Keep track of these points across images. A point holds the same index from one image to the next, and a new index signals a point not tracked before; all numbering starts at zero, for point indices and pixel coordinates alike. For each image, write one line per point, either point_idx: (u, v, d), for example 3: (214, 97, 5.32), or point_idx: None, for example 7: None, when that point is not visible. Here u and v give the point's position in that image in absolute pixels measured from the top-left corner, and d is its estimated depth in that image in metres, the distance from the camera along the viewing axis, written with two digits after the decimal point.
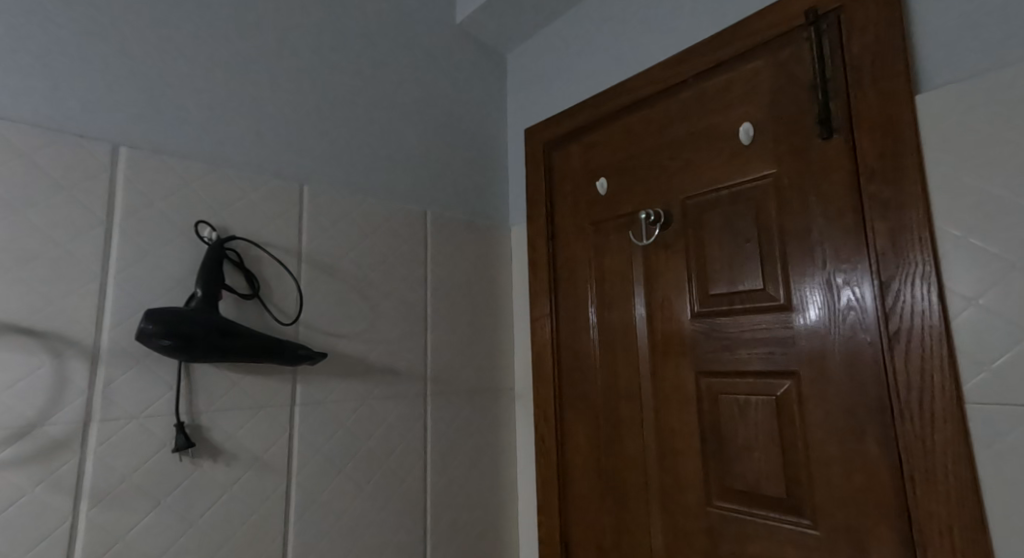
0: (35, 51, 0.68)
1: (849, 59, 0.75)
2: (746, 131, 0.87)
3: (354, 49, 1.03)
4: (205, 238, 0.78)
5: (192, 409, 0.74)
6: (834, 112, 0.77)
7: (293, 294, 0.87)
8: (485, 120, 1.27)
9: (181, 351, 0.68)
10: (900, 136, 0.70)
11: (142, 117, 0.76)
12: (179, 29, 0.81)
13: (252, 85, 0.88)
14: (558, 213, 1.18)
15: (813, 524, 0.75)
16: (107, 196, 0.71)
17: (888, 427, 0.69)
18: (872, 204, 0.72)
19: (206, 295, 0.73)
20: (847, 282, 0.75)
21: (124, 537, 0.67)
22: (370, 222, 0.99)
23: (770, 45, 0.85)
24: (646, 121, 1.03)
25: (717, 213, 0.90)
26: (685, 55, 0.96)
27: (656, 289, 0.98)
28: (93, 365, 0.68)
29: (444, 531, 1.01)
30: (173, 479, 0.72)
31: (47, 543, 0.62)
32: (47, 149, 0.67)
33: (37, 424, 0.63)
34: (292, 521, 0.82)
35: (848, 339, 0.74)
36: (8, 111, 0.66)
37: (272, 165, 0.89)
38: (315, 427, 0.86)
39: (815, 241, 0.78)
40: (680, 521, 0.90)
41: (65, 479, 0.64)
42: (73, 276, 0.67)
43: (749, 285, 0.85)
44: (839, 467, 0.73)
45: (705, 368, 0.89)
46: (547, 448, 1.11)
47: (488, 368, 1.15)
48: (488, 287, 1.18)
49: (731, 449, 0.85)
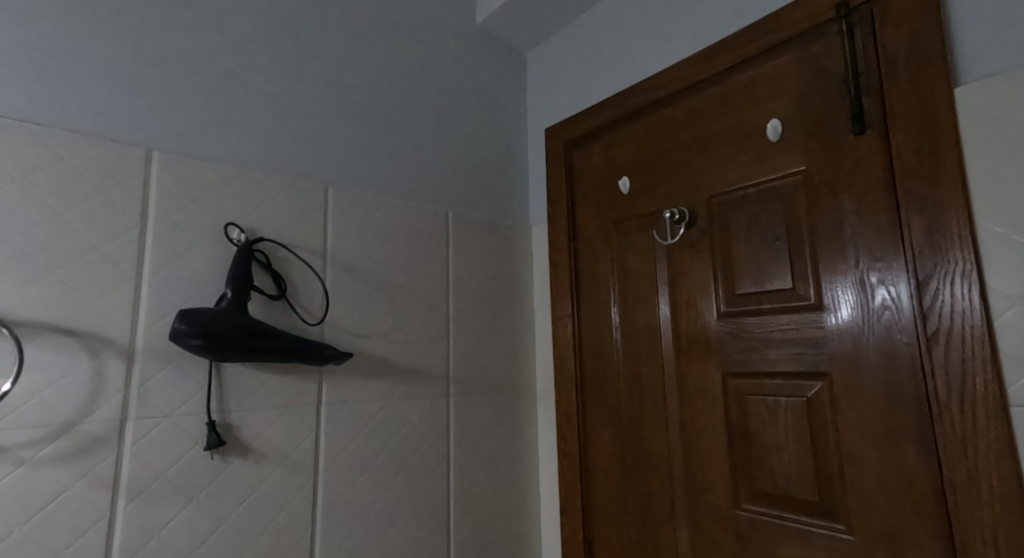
0: (72, 58, 0.70)
1: (882, 53, 0.74)
2: (774, 128, 0.85)
3: (377, 52, 1.03)
4: (235, 239, 0.80)
5: (223, 408, 0.76)
6: (867, 107, 0.75)
7: (319, 294, 0.88)
8: (506, 119, 1.27)
9: (213, 350, 0.70)
10: (938, 131, 0.68)
11: (173, 121, 0.77)
12: (209, 35, 0.83)
13: (277, 88, 0.89)
14: (580, 212, 1.17)
15: (847, 529, 0.73)
16: (142, 199, 0.73)
17: (927, 431, 0.67)
18: (908, 200, 0.70)
19: (236, 296, 0.75)
20: (881, 281, 0.73)
21: (159, 533, 0.69)
22: (393, 223, 0.99)
23: (799, 39, 0.83)
24: (669, 119, 1.02)
25: (743, 211, 0.89)
26: (710, 52, 0.94)
27: (681, 288, 0.97)
28: (129, 364, 0.69)
29: (467, 531, 1.01)
30: (205, 476, 0.73)
31: (87, 537, 0.64)
32: (86, 154, 0.69)
33: (77, 421, 0.65)
34: (319, 519, 0.83)
35: (883, 339, 0.72)
36: (49, 117, 0.68)
37: (299, 167, 0.90)
38: (341, 427, 0.87)
39: (847, 239, 0.76)
40: (706, 524, 0.89)
41: (103, 476, 0.66)
42: (111, 277, 0.69)
43: (777, 284, 0.84)
44: (874, 470, 0.71)
45: (733, 368, 0.88)
46: (570, 448, 1.11)
47: (510, 368, 1.14)
48: (510, 287, 1.18)
49: (760, 450, 0.83)
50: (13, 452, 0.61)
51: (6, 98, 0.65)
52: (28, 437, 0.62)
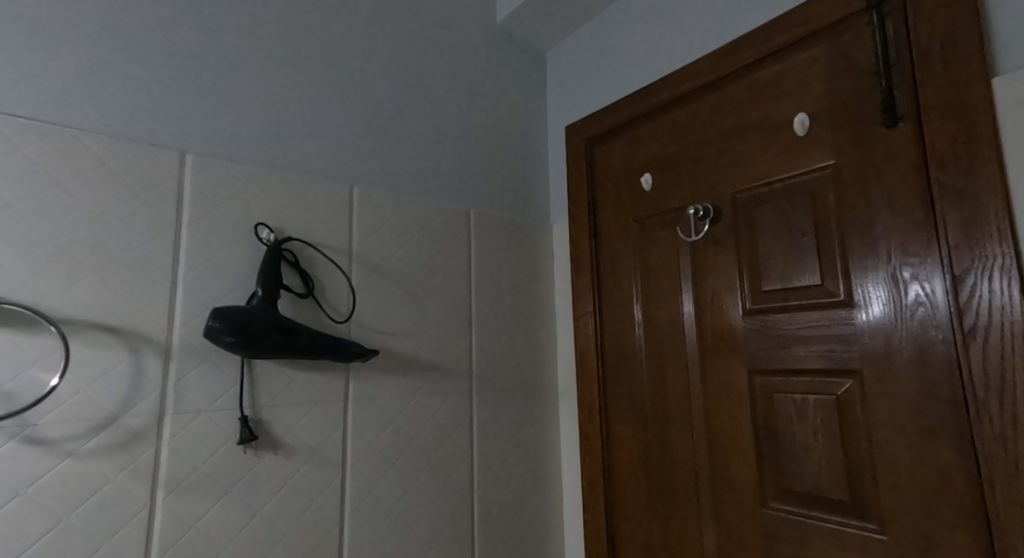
0: (107, 66, 0.72)
1: (915, 44, 0.72)
2: (801, 122, 0.84)
3: (400, 52, 1.04)
4: (265, 239, 0.81)
5: (254, 403, 0.78)
6: (899, 99, 0.74)
7: (345, 293, 0.89)
8: (527, 117, 1.27)
9: (245, 347, 0.72)
10: (975, 122, 0.66)
11: (204, 124, 0.79)
12: (238, 40, 0.84)
13: (303, 90, 0.91)
14: (602, 210, 1.17)
15: (879, 529, 0.72)
16: (176, 201, 0.75)
17: (964, 429, 0.66)
18: (943, 194, 0.68)
19: (266, 295, 0.76)
20: (915, 276, 0.71)
21: (196, 524, 0.71)
22: (417, 222, 1.00)
23: (827, 31, 0.82)
24: (693, 114, 1.01)
25: (770, 206, 0.88)
26: (735, 46, 0.93)
27: (705, 286, 0.96)
28: (166, 360, 0.71)
29: (491, 527, 1.02)
30: (238, 470, 0.75)
31: (129, 528, 0.66)
32: (124, 157, 0.72)
33: (119, 416, 0.67)
34: (347, 514, 0.84)
35: (917, 336, 0.71)
36: (89, 122, 0.70)
37: (325, 168, 0.91)
38: (367, 423, 0.88)
39: (878, 234, 0.75)
40: (733, 522, 0.88)
41: (143, 469, 0.68)
42: (148, 277, 0.71)
43: (806, 281, 0.82)
44: (908, 469, 0.70)
45: (759, 367, 0.87)
46: (592, 445, 1.11)
47: (533, 366, 1.15)
48: (532, 285, 1.18)
49: (788, 449, 0.82)
50: (59, 444, 0.63)
51: (45, 103, 0.67)
52: (73, 431, 0.64)
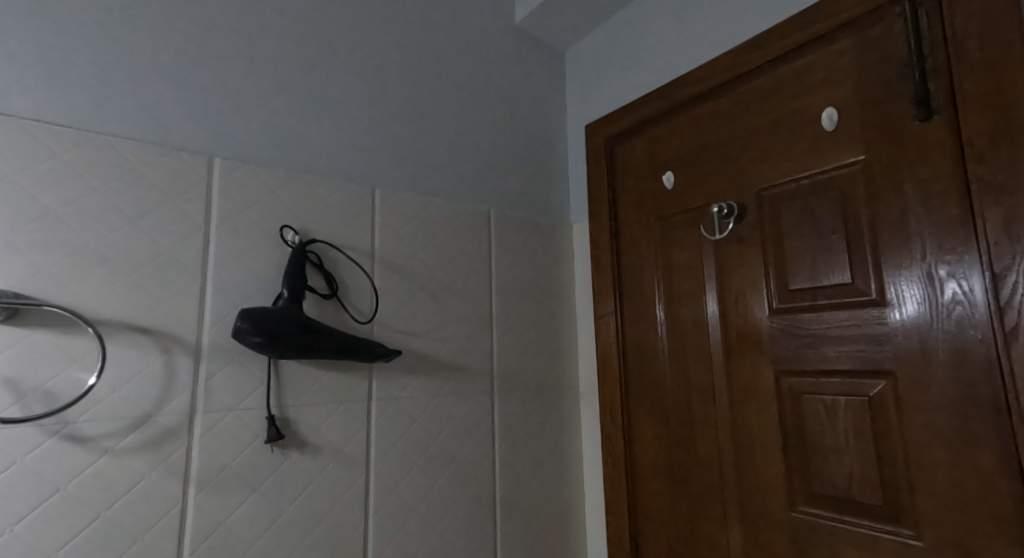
0: (138, 74, 0.74)
1: (951, 34, 0.70)
2: (829, 117, 0.82)
3: (420, 55, 1.05)
4: (289, 241, 0.83)
5: (281, 402, 0.79)
6: (933, 92, 0.72)
7: (368, 294, 0.90)
8: (546, 116, 1.26)
9: (272, 348, 0.73)
10: (1015, 114, 0.64)
11: (231, 129, 0.81)
12: (262, 46, 0.86)
13: (325, 94, 0.92)
14: (623, 209, 1.16)
15: (915, 535, 0.70)
16: (205, 205, 0.76)
17: (1006, 433, 0.63)
18: (982, 190, 0.66)
19: (291, 296, 0.77)
20: (951, 274, 0.69)
21: (226, 520, 0.72)
22: (438, 223, 1.01)
23: (857, 23, 0.80)
24: (716, 111, 0.99)
25: (797, 203, 0.86)
26: (760, 40, 0.92)
27: (730, 285, 0.94)
28: (196, 361, 0.73)
29: (514, 528, 1.02)
30: (266, 468, 0.76)
31: (162, 523, 0.68)
32: (155, 162, 0.73)
33: (152, 415, 0.69)
34: (371, 513, 0.85)
35: (954, 336, 0.68)
36: (122, 129, 0.72)
37: (348, 170, 0.92)
38: (390, 422, 0.89)
39: (912, 230, 0.73)
40: (760, 525, 0.87)
41: (176, 466, 0.70)
42: (178, 278, 0.73)
43: (835, 279, 0.80)
44: (946, 474, 0.68)
45: (787, 368, 0.85)
46: (614, 446, 1.10)
47: (554, 366, 1.14)
48: (552, 285, 1.18)
49: (818, 451, 0.80)
50: (97, 441, 0.65)
51: (81, 112, 0.70)
52: (109, 429, 0.66)
